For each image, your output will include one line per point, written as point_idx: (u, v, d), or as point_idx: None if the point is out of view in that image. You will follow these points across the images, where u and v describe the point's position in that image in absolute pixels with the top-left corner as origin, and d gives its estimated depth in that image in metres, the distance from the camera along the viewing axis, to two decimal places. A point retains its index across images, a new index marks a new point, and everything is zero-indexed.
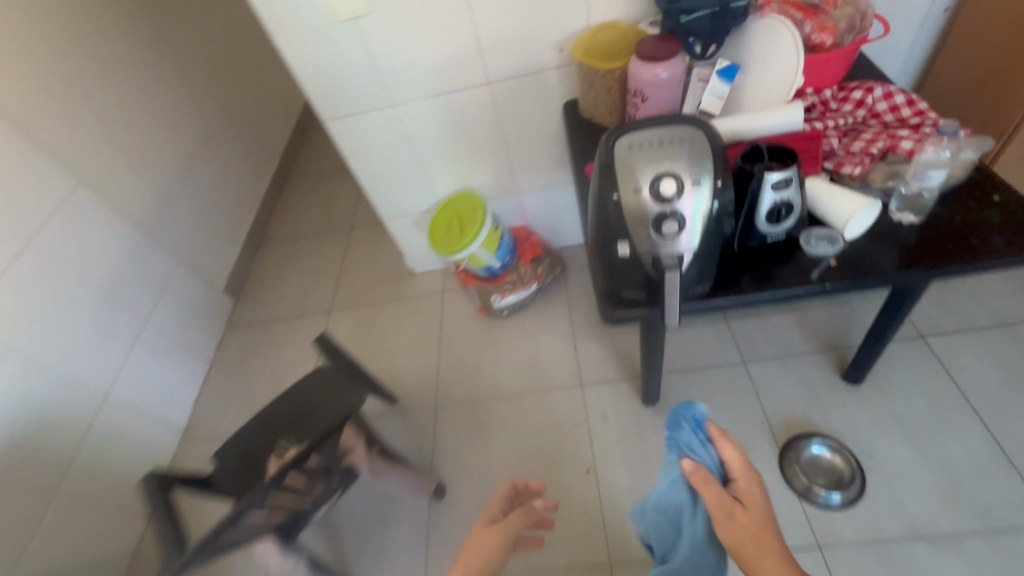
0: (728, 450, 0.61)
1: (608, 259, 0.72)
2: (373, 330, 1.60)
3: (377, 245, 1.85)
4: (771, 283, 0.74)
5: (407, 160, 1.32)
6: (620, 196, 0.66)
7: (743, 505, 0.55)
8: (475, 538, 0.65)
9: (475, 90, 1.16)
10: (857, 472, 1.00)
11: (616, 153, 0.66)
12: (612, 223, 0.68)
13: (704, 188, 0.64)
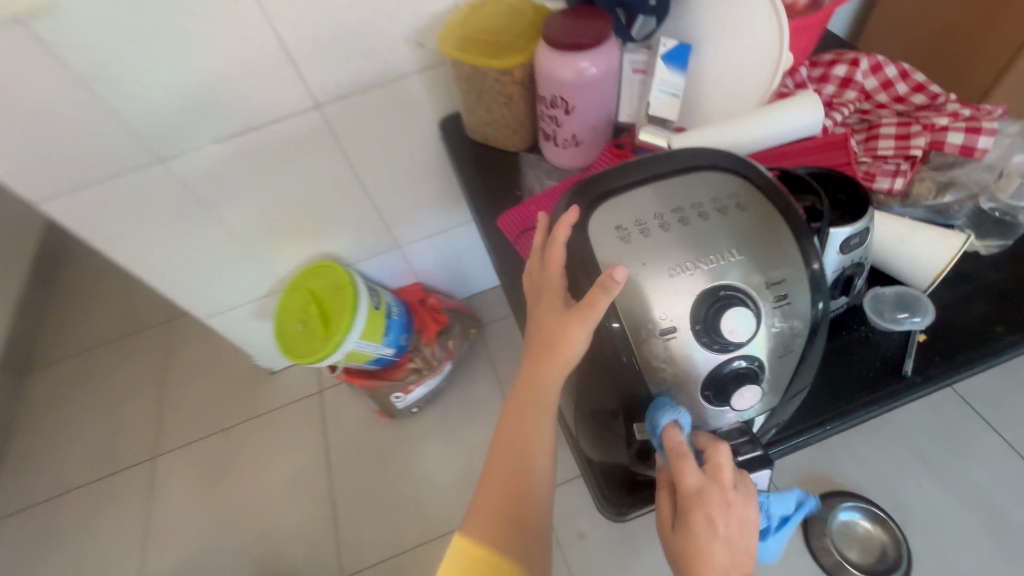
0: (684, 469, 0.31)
1: (603, 423, 0.39)
2: (227, 473, 1.11)
3: (210, 336, 1.31)
4: (847, 389, 0.45)
5: (215, 234, 0.86)
6: (624, 325, 0.32)
7: (699, 539, 0.32)
8: (513, 410, 0.39)
9: (297, 120, 0.74)
10: (898, 542, 0.83)
11: (603, 247, 0.33)
12: (619, 385, 0.34)
13: (796, 305, 0.32)
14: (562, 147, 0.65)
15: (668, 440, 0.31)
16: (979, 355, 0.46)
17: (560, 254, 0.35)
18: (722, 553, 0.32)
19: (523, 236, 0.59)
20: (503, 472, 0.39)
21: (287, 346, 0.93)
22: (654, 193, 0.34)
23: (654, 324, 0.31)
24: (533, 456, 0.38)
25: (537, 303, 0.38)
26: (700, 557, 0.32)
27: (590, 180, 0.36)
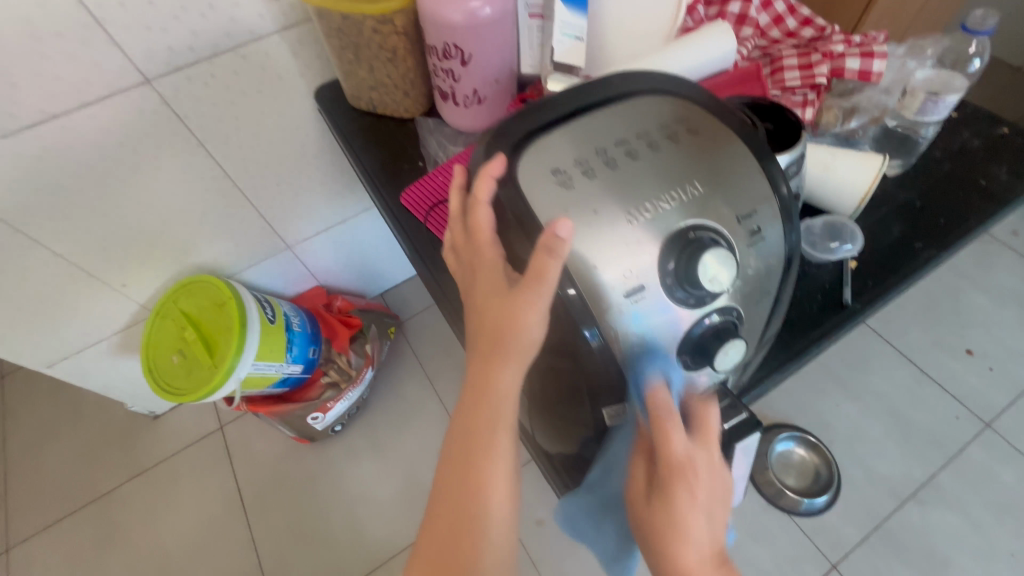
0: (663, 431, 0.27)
1: (569, 416, 0.33)
2: (112, 548, 0.91)
3: (63, 388, 1.07)
4: (798, 327, 0.43)
5: (34, 259, 0.66)
6: (583, 291, 0.26)
7: (669, 508, 0.28)
8: (457, 431, 0.30)
9: (125, 103, 0.58)
10: (829, 464, 0.90)
11: (541, 198, 0.26)
12: (584, 366, 0.28)
13: (768, 240, 0.28)
14: (463, 107, 0.57)
15: (653, 401, 0.27)
16: (907, 271, 0.46)
17: (488, 216, 0.28)
18: (699, 527, 0.28)
19: (433, 211, 0.52)
20: (452, 502, 0.31)
21: (161, 385, 0.76)
22: (592, 126, 0.28)
23: (619, 285, 0.26)
24: (496, 476, 0.30)
25: (471, 281, 0.30)
26: (678, 534, 0.28)
27: (509, 120, 0.29)
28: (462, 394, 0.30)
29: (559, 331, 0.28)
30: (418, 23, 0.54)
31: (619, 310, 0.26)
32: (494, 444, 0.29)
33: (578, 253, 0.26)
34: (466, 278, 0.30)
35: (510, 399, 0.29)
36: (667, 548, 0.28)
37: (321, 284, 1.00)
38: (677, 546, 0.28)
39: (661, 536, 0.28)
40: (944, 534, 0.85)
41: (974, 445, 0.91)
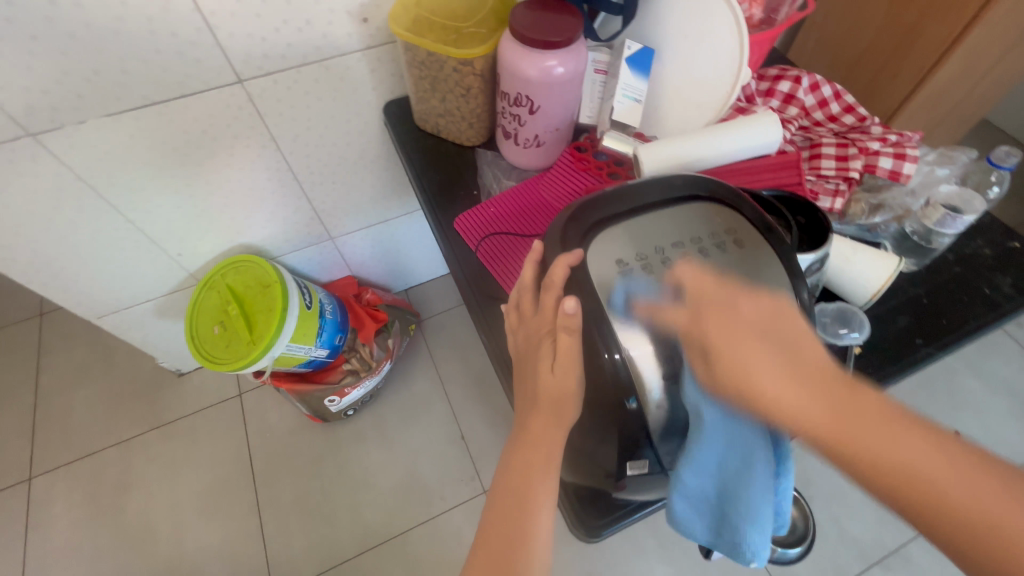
0: (741, 346, 0.29)
1: (593, 465, 0.39)
2: (126, 491, 0.97)
3: (98, 334, 1.13)
4: None
5: (107, 223, 0.72)
6: (626, 358, 0.33)
7: (814, 399, 0.27)
8: (504, 465, 0.38)
9: (215, 98, 0.63)
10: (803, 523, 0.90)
11: (602, 276, 0.34)
12: (615, 418, 0.34)
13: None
14: (522, 148, 0.62)
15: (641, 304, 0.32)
16: (906, 364, 0.50)
17: (554, 300, 0.35)
18: (763, 352, 0.28)
19: (486, 240, 0.57)
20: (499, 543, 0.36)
21: (200, 351, 0.81)
22: (653, 226, 0.35)
23: (655, 360, 0.33)
24: (529, 506, 0.36)
25: (534, 344, 0.37)
26: (744, 363, 0.28)
27: (584, 207, 0.36)
28: (512, 437, 0.38)
29: (594, 374, 0.34)
30: (494, 68, 0.59)
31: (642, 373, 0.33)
32: (535, 475, 0.36)
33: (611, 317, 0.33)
34: (529, 340, 0.38)
35: (553, 448, 0.36)
36: (864, 458, 0.26)
37: (354, 274, 1.05)
38: (878, 450, 0.26)
39: (842, 438, 0.26)
40: None
41: None
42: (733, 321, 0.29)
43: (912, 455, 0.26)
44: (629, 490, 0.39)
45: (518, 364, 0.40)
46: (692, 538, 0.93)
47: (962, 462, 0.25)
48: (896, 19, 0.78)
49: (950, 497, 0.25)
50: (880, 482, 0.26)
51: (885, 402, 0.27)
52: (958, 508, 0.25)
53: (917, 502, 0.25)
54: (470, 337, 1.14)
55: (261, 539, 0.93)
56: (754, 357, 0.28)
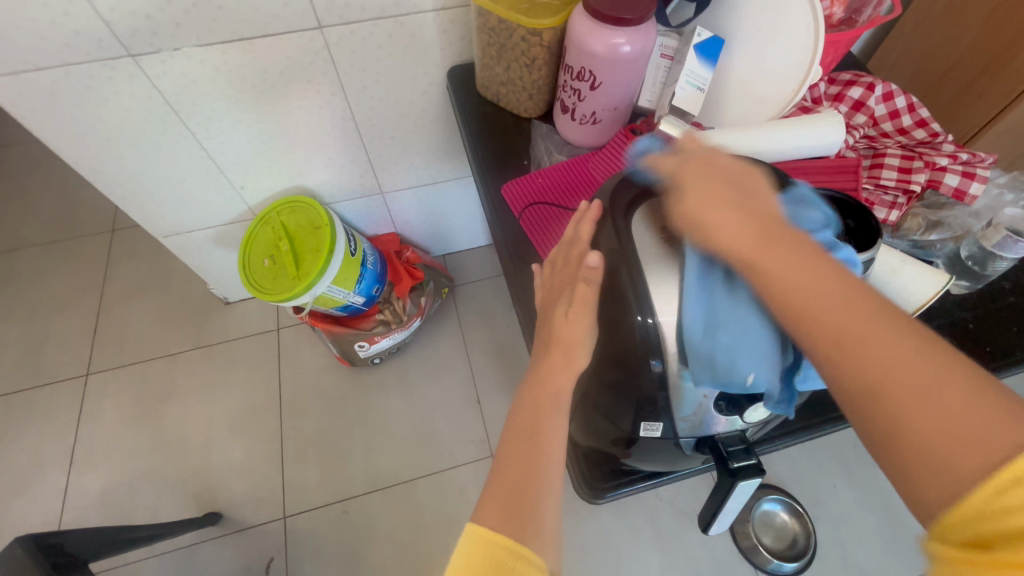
0: (707, 186, 0.32)
1: (605, 424, 0.41)
2: (167, 400, 1.06)
3: (160, 254, 1.22)
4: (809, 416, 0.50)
5: (185, 149, 0.78)
6: (657, 324, 0.33)
7: (750, 233, 0.29)
8: (518, 409, 0.40)
9: (295, 39, 0.67)
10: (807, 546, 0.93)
11: (639, 241, 0.35)
12: (633, 379, 0.36)
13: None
14: (579, 123, 0.63)
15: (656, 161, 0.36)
16: None
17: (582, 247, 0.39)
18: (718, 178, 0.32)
19: (530, 207, 0.59)
20: (506, 484, 0.37)
21: (249, 278, 0.87)
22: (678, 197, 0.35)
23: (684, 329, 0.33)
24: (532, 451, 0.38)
25: (562, 293, 0.40)
26: (706, 198, 0.32)
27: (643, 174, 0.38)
28: (525, 384, 0.41)
29: (611, 333, 0.36)
30: (561, 41, 0.60)
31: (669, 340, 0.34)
32: (544, 421, 0.38)
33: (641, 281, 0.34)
34: (559, 291, 0.40)
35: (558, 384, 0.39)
36: (792, 286, 0.28)
37: (397, 232, 1.10)
38: (816, 284, 0.28)
39: (769, 261, 0.29)
40: None
41: None
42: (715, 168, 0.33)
43: (826, 288, 0.27)
44: (633, 450, 0.41)
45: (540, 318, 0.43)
46: (687, 533, 0.94)
47: (861, 297, 0.27)
48: (992, 35, 0.74)
49: (854, 338, 0.26)
50: (794, 317, 0.28)
51: (811, 252, 0.28)
52: (854, 345, 0.26)
53: (816, 334, 0.27)
54: (499, 308, 1.17)
55: (281, 463, 1.00)
56: (734, 190, 0.31)
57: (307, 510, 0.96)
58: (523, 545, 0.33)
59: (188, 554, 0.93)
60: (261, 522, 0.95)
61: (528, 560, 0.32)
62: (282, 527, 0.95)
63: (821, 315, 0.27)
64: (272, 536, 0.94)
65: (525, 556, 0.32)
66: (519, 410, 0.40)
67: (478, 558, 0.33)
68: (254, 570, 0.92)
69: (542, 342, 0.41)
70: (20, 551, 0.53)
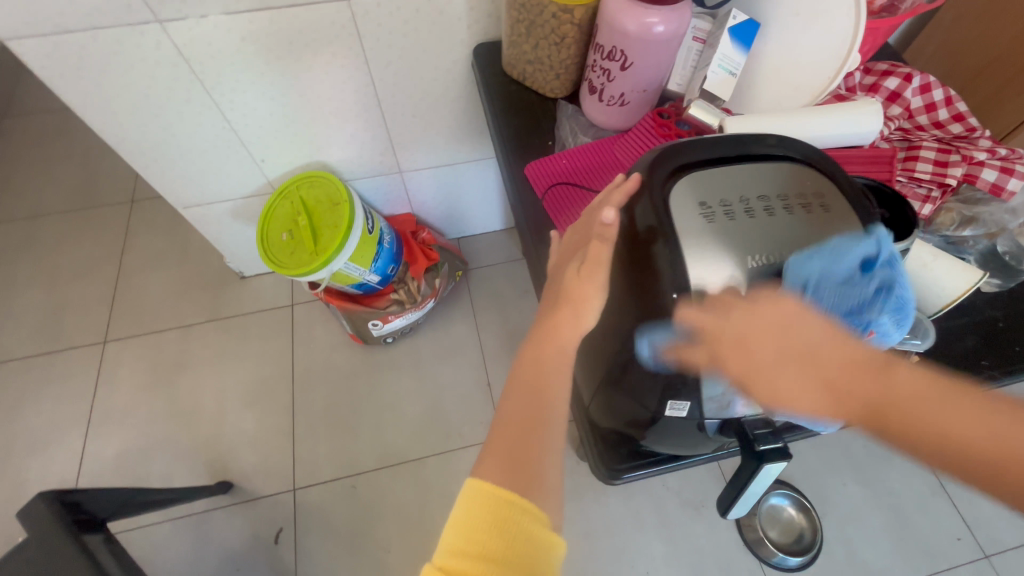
0: (778, 377, 0.30)
1: (627, 401, 0.40)
2: (183, 370, 1.07)
3: (177, 226, 1.23)
4: None
5: (206, 119, 0.78)
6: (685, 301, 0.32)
7: (848, 404, 0.29)
8: (523, 370, 0.38)
9: (321, 10, 0.66)
10: (812, 542, 0.92)
11: (679, 212, 0.34)
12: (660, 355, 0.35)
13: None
14: (606, 105, 0.62)
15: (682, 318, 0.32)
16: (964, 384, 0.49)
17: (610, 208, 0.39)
18: (774, 350, 0.30)
19: (553, 189, 0.58)
20: (512, 448, 0.36)
21: (267, 251, 0.87)
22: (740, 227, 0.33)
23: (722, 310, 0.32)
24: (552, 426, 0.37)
25: (582, 252, 0.39)
26: (781, 390, 0.30)
27: (684, 146, 0.36)
28: (530, 347, 0.39)
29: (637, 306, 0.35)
30: (593, 19, 0.59)
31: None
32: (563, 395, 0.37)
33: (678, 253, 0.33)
34: (581, 251, 0.39)
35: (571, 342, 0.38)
36: (923, 435, 0.28)
37: (414, 212, 1.10)
38: (920, 426, 0.28)
39: (876, 426, 0.29)
40: None
41: (966, 569, 0.92)
42: (759, 345, 0.30)
43: (948, 423, 0.28)
44: (652, 434, 0.41)
45: (552, 281, 0.41)
46: (692, 524, 0.95)
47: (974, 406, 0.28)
48: None
49: (1004, 451, 0.27)
50: (916, 458, 0.29)
51: (907, 380, 0.28)
52: (1009, 463, 0.27)
53: (957, 469, 0.28)
54: (512, 293, 1.17)
55: (292, 436, 1.01)
56: (799, 363, 0.29)
57: (317, 483, 0.98)
58: (528, 501, 0.33)
59: (200, 521, 0.95)
60: (271, 492, 0.97)
61: (532, 514, 0.32)
62: (291, 499, 0.96)
63: (955, 449, 0.27)
64: (282, 507, 0.96)
65: (531, 512, 0.32)
66: (525, 370, 0.38)
67: (480, 509, 0.32)
68: (264, 539, 0.94)
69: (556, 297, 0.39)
70: (42, 508, 0.54)
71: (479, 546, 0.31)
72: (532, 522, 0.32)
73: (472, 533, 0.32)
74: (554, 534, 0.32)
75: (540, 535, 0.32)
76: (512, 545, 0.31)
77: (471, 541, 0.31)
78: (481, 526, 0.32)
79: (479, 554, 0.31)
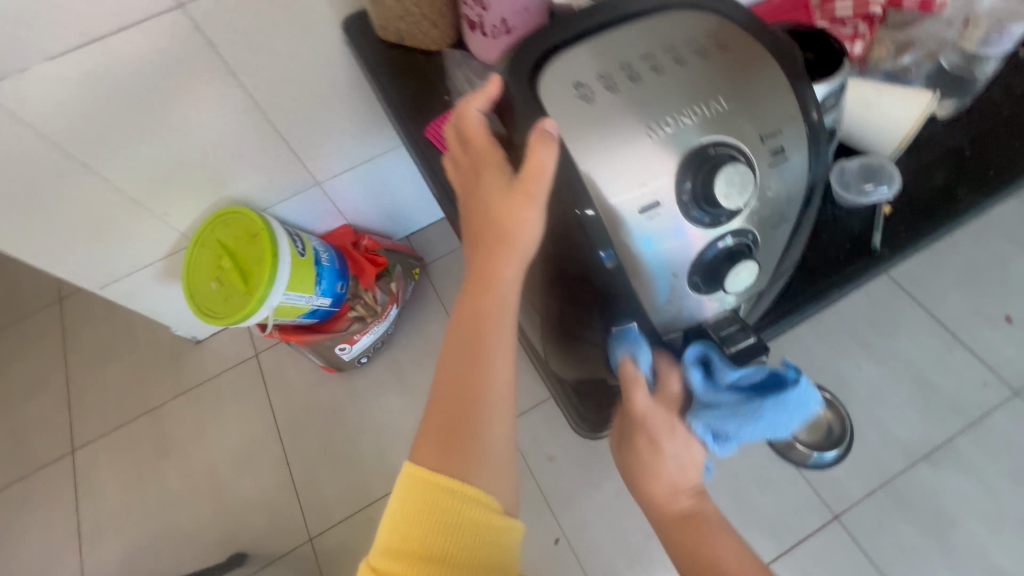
0: (650, 479, 0.37)
1: (574, 338, 0.36)
2: (163, 455, 1.00)
3: (117, 312, 1.15)
4: (813, 279, 0.43)
5: (83, 184, 0.71)
6: (601, 212, 0.28)
7: (673, 518, 0.39)
8: (451, 340, 0.33)
9: (156, 25, 0.59)
10: (844, 432, 0.90)
11: (558, 110, 0.28)
12: (588, 280, 0.31)
13: (793, 165, 0.30)
14: (491, 38, 0.55)
15: (623, 368, 0.32)
16: (947, 218, 0.44)
17: (479, 120, 0.32)
18: (666, 467, 0.35)
19: None
20: (451, 433, 0.31)
21: (199, 306, 0.80)
22: (642, 98, 0.28)
23: (642, 203, 0.28)
24: (497, 395, 0.32)
25: (474, 183, 0.33)
26: (649, 472, 0.36)
27: (545, 29, 0.30)
28: (452, 313, 0.34)
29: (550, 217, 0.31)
30: None
31: (631, 226, 0.28)
32: (502, 355, 0.33)
33: (582, 163, 0.27)
34: (469, 182, 0.33)
35: (512, 288, 0.32)
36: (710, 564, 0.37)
37: (350, 223, 1.03)
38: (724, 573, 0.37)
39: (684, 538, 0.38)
40: (955, 496, 0.86)
41: (999, 413, 0.89)
42: (653, 469, 0.36)
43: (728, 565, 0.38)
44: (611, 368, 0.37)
45: (462, 224, 0.36)
46: None
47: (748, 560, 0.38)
48: None
49: None
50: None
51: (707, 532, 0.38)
52: None
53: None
54: None
55: (294, 488, 0.96)
56: (656, 476, 0.36)
57: (333, 527, 0.92)
58: (472, 486, 0.30)
59: None
60: (288, 550, 0.91)
61: (478, 499, 0.30)
62: (311, 550, 0.91)
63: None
64: (304, 561, 0.91)
65: (476, 498, 0.29)
66: (451, 336, 0.33)
67: (420, 497, 0.29)
68: None
69: (463, 241, 0.34)
70: None
71: (418, 544, 0.28)
72: (482, 507, 0.29)
73: (411, 525, 0.29)
74: (505, 518, 0.30)
75: (488, 521, 0.29)
76: (459, 536, 0.29)
77: (412, 534, 0.29)
78: (420, 520, 0.29)
79: (418, 552, 0.28)
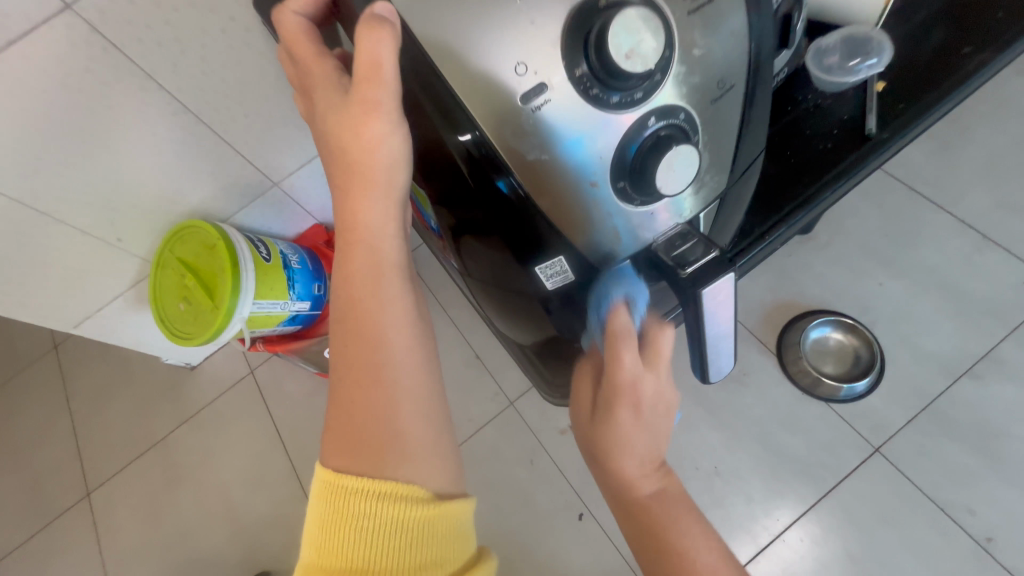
0: (622, 455, 0.41)
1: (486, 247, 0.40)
2: (175, 486, 0.99)
3: (110, 350, 1.13)
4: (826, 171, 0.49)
5: (20, 220, 0.67)
6: (476, 135, 0.33)
7: (642, 502, 0.42)
8: (338, 290, 0.38)
9: (44, 37, 0.53)
10: (874, 357, 0.83)
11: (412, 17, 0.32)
12: (478, 189, 0.35)
13: (722, 25, 0.36)
14: None
15: (614, 318, 0.39)
16: (942, 86, 0.50)
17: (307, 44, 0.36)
18: (640, 441, 0.41)
19: None
20: (357, 417, 0.36)
21: (172, 331, 0.78)
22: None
23: (566, 69, 0.32)
24: (389, 340, 0.37)
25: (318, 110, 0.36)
26: (624, 444, 0.40)
27: None
28: (336, 264, 0.38)
29: (424, 129, 0.35)
30: None
31: (546, 122, 0.33)
32: (388, 302, 0.37)
33: (484, 67, 0.31)
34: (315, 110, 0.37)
35: (377, 224, 0.36)
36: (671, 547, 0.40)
37: (321, 221, 0.99)
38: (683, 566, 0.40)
39: (647, 519, 0.41)
40: (1004, 409, 0.79)
41: None
42: (631, 439, 0.40)
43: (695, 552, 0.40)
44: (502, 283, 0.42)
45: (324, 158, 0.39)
46: (743, 397, 0.84)
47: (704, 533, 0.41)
48: None
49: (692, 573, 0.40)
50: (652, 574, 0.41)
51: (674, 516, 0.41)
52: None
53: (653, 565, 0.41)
54: None
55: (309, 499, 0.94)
56: (626, 448, 0.40)
57: None
58: (386, 485, 0.34)
59: None
60: None
61: (394, 498, 0.33)
62: None
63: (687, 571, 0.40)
64: None
65: (390, 496, 0.33)
66: (337, 274, 0.38)
67: (338, 505, 0.34)
68: None
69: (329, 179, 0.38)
70: None
71: (340, 546, 0.33)
72: (387, 504, 0.33)
73: (327, 532, 0.33)
74: (424, 509, 0.34)
75: (404, 516, 0.33)
76: (373, 535, 0.32)
77: (327, 539, 0.33)
78: (341, 525, 0.33)
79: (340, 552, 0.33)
